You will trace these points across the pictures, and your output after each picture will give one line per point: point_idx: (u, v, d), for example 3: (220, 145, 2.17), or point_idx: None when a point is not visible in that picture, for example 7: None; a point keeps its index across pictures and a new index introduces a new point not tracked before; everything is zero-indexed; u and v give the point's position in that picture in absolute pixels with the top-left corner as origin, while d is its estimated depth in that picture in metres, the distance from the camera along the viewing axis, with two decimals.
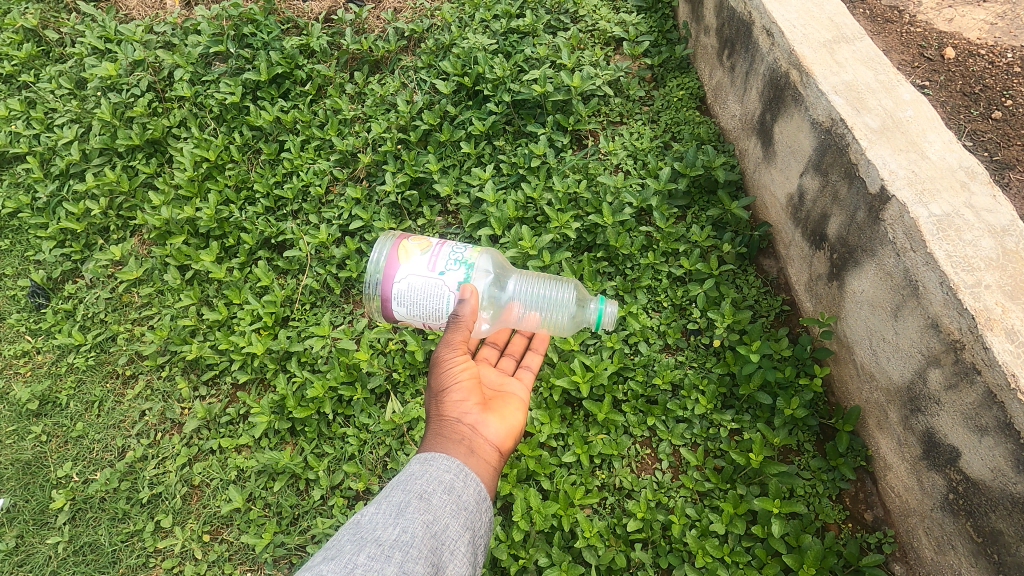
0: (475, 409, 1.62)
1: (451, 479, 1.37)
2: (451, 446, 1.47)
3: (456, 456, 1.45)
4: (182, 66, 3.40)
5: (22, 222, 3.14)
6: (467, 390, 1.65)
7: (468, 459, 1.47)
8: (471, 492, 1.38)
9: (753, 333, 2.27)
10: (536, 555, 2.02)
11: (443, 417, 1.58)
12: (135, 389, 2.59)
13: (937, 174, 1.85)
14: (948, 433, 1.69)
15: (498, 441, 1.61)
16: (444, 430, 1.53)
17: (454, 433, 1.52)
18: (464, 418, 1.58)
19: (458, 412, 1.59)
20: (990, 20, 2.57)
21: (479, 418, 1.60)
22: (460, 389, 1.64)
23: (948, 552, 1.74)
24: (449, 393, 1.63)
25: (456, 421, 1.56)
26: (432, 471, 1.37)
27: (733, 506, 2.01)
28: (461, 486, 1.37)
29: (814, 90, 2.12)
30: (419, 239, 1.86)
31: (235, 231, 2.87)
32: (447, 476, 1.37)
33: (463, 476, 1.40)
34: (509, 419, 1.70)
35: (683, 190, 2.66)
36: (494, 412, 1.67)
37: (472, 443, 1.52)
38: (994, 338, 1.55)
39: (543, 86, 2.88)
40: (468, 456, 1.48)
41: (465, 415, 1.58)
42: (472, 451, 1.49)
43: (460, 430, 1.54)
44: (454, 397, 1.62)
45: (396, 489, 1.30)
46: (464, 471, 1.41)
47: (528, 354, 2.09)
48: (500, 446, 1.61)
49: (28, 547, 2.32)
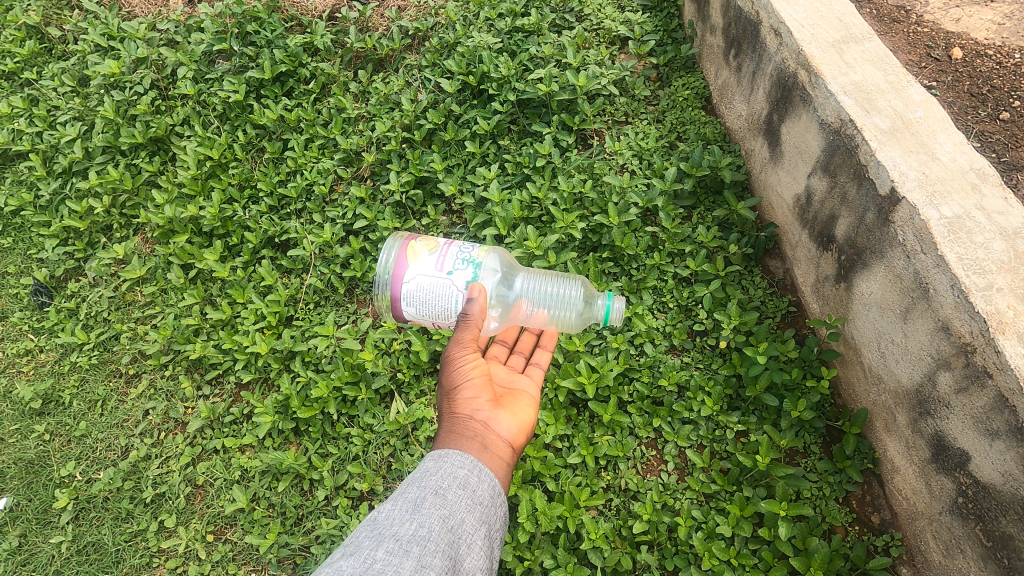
0: (486, 406, 1.61)
1: (465, 475, 1.36)
2: (464, 443, 1.47)
3: (470, 452, 1.44)
4: (185, 64, 3.39)
5: (25, 221, 3.13)
6: (479, 387, 1.64)
7: (482, 455, 1.46)
8: (486, 487, 1.37)
9: (760, 334, 2.26)
10: (541, 557, 2.01)
11: (455, 414, 1.58)
12: (139, 388, 2.58)
13: (948, 176, 1.84)
14: (958, 436, 1.68)
15: (511, 437, 1.60)
16: (457, 428, 1.53)
17: (467, 429, 1.52)
18: (476, 415, 1.57)
19: (469, 409, 1.59)
20: (998, 20, 2.55)
21: (491, 414, 1.59)
22: (472, 386, 1.64)
23: (957, 556, 1.72)
24: (461, 390, 1.63)
25: (468, 418, 1.56)
26: (446, 467, 1.37)
27: (739, 508, 2.01)
28: (476, 481, 1.36)
29: (823, 90, 2.10)
30: (427, 239, 1.85)
31: (238, 230, 2.87)
32: (461, 471, 1.36)
33: (477, 471, 1.39)
34: (521, 415, 1.68)
35: (689, 190, 2.65)
36: (506, 408, 1.66)
37: (485, 440, 1.51)
38: (1005, 342, 1.54)
39: (548, 85, 2.87)
40: (481, 452, 1.47)
41: (477, 412, 1.58)
42: (485, 448, 1.49)
43: (472, 427, 1.53)
44: (467, 394, 1.62)
45: (412, 485, 1.30)
46: (479, 467, 1.40)
47: (538, 350, 2.10)
48: (513, 442, 1.60)
49: (32, 547, 2.31)
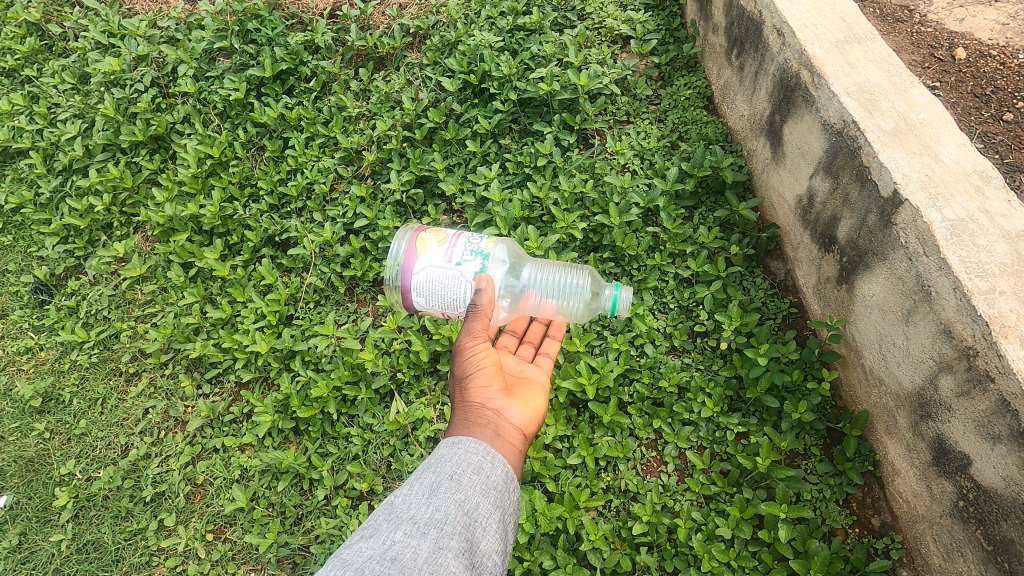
0: (498, 394, 1.59)
1: (479, 461, 1.35)
2: (476, 431, 1.46)
3: (482, 440, 1.43)
4: (185, 62, 3.38)
5: (25, 218, 3.13)
6: (490, 376, 1.62)
7: (494, 443, 1.45)
8: (499, 473, 1.36)
9: (760, 336, 2.25)
10: (541, 558, 2.01)
11: (467, 403, 1.56)
12: (139, 387, 2.58)
13: (951, 177, 1.83)
14: (960, 439, 1.67)
15: (522, 426, 1.58)
16: (469, 416, 1.51)
17: (478, 418, 1.50)
18: (488, 403, 1.55)
19: (481, 397, 1.57)
20: (1002, 20, 2.54)
21: (503, 403, 1.57)
22: (484, 375, 1.62)
23: (958, 560, 1.72)
24: (472, 378, 1.61)
25: (480, 406, 1.54)
26: (460, 453, 1.36)
27: (739, 510, 2.00)
28: (490, 467, 1.35)
29: (826, 91, 2.09)
30: (436, 231, 1.85)
31: (238, 229, 2.87)
32: (475, 458, 1.35)
33: (490, 458, 1.38)
34: (532, 404, 1.66)
35: (691, 191, 2.65)
36: (517, 397, 1.64)
37: (497, 428, 1.50)
38: (1009, 345, 1.53)
39: (550, 85, 2.87)
40: (493, 440, 1.45)
41: (489, 401, 1.56)
42: (498, 435, 1.47)
43: (484, 415, 1.52)
44: (477, 382, 1.60)
45: (426, 471, 1.30)
46: (491, 454, 1.39)
47: (546, 341, 2.07)
48: (524, 431, 1.59)
49: (32, 545, 2.31)
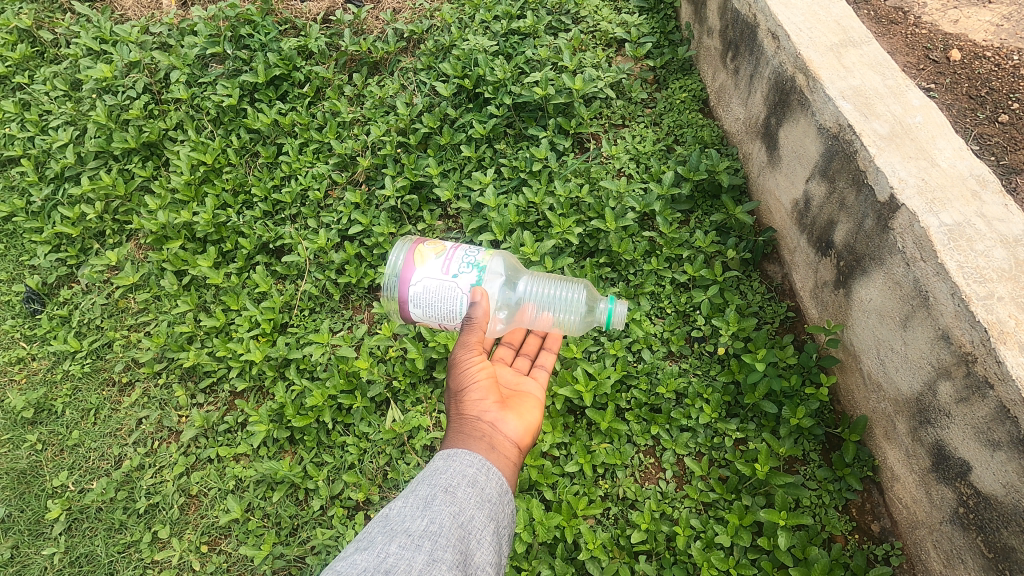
0: (494, 406, 1.57)
1: (475, 473, 1.34)
2: (472, 443, 1.44)
3: (478, 452, 1.41)
4: (178, 68, 3.35)
5: (17, 227, 3.10)
6: (486, 389, 1.60)
7: (490, 455, 1.43)
8: (494, 485, 1.34)
9: (758, 341, 2.22)
10: (539, 567, 1.98)
11: (463, 416, 1.54)
12: (132, 397, 2.56)
13: (947, 182, 1.82)
14: (959, 446, 1.66)
15: (517, 437, 1.56)
16: (465, 428, 1.49)
17: (475, 430, 1.49)
18: (484, 416, 1.53)
19: (477, 410, 1.55)
20: (996, 22, 2.54)
21: (499, 415, 1.55)
22: (480, 387, 1.60)
23: (958, 566, 1.71)
24: (467, 392, 1.59)
25: (476, 419, 1.52)
26: (456, 466, 1.34)
27: (738, 518, 1.98)
28: (485, 479, 1.34)
29: (821, 95, 2.08)
30: (434, 243, 1.84)
31: (232, 235, 2.83)
32: (470, 470, 1.34)
33: (486, 470, 1.36)
34: (528, 417, 1.65)
35: (687, 195, 2.63)
36: (512, 409, 1.63)
37: (493, 440, 1.48)
38: (1007, 352, 1.52)
39: (544, 89, 2.84)
40: (490, 452, 1.44)
41: (485, 413, 1.54)
42: (494, 448, 1.45)
43: (480, 428, 1.50)
44: (474, 395, 1.58)
45: (421, 484, 1.28)
46: (487, 466, 1.38)
47: (543, 353, 2.05)
48: (520, 443, 1.57)
49: (24, 558, 2.28)
